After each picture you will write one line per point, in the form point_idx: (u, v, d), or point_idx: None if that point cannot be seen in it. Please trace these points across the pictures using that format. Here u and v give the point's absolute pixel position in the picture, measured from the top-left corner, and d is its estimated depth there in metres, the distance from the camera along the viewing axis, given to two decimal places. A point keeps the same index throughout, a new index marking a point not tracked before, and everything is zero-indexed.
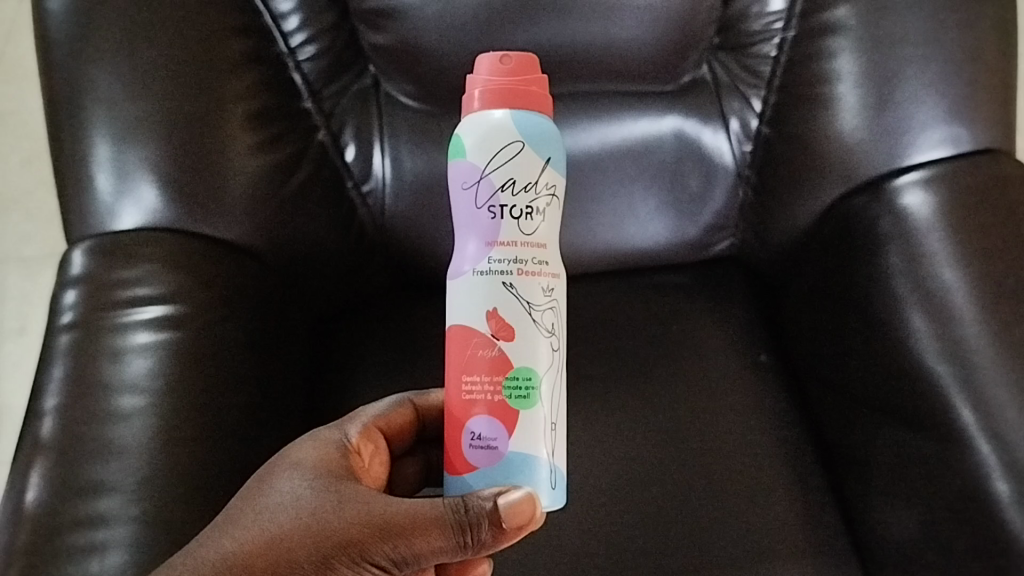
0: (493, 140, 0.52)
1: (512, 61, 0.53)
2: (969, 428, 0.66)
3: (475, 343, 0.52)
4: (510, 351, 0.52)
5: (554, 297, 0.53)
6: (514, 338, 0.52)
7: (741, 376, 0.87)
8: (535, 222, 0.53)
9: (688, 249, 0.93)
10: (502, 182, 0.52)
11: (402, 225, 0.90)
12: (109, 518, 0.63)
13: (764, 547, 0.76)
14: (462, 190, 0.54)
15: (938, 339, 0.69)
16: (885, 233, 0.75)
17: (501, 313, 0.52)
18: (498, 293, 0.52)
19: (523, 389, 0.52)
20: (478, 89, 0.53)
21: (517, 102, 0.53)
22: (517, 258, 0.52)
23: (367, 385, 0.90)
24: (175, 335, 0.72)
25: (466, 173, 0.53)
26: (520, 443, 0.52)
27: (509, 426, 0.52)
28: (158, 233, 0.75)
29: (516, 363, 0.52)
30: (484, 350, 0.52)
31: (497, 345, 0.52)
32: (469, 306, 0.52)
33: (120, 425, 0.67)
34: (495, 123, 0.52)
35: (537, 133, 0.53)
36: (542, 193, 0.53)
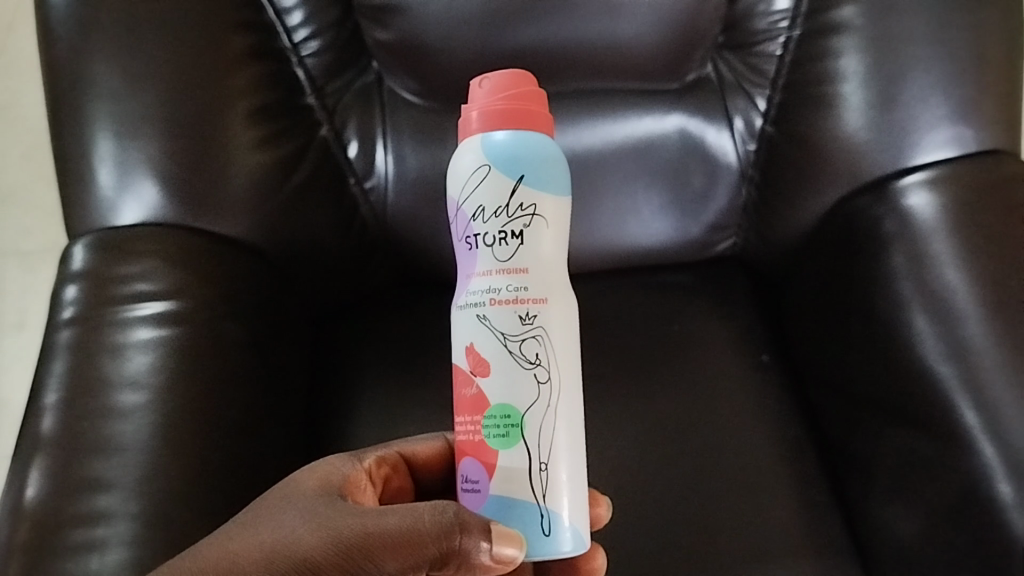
0: (466, 169, 0.52)
1: (490, 82, 0.52)
2: (972, 430, 0.65)
3: (461, 380, 0.52)
4: (487, 390, 0.51)
5: (536, 325, 0.50)
6: (490, 373, 0.50)
7: (744, 376, 0.87)
8: (510, 247, 0.51)
9: (690, 248, 0.93)
10: (474, 210, 0.52)
11: (404, 222, 0.90)
12: (109, 515, 0.63)
13: (766, 548, 0.76)
14: (453, 224, 0.54)
15: (941, 340, 0.69)
16: (889, 233, 0.75)
17: (478, 348, 0.51)
18: (474, 327, 0.51)
19: (501, 429, 0.50)
20: (467, 114, 0.53)
21: (492, 125, 0.51)
22: (490, 288, 0.51)
23: (367, 382, 0.89)
24: (176, 332, 0.72)
25: (453, 206, 0.54)
26: (501, 488, 0.50)
27: (489, 466, 0.51)
28: (159, 230, 0.75)
29: (492, 401, 0.51)
30: (468, 389, 0.52)
31: (475, 382, 0.51)
32: (456, 344, 0.52)
33: (119, 422, 0.67)
34: (469, 150, 0.52)
35: (508, 154, 0.51)
36: (517, 216, 0.51)
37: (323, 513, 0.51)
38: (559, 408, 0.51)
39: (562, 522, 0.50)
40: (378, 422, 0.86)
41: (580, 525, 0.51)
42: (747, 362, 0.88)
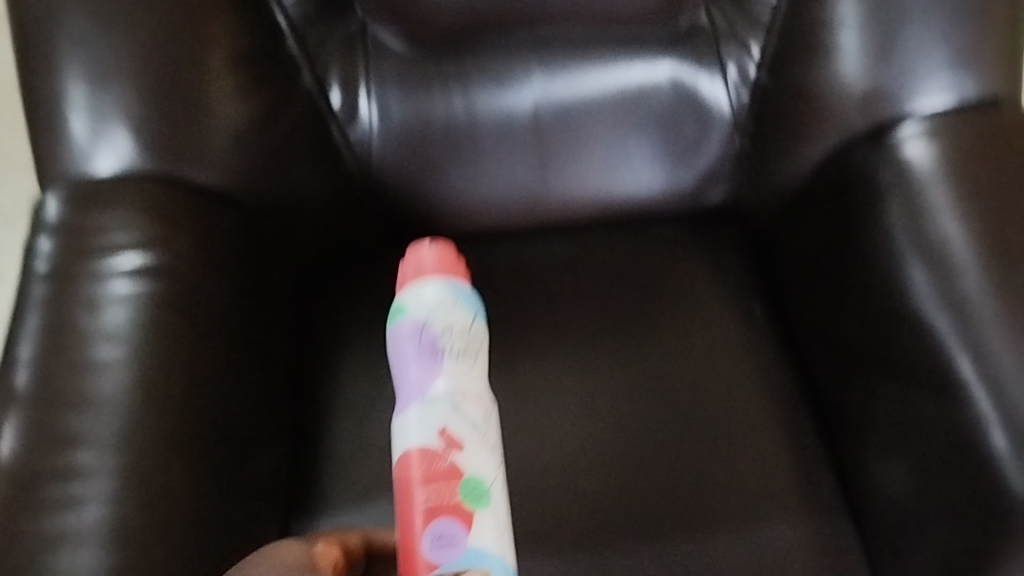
0: (436, 312, 0.52)
1: (438, 244, 0.55)
2: (967, 380, 0.64)
3: (425, 453, 0.45)
4: (460, 459, 0.45)
5: (493, 419, 0.48)
6: (467, 444, 0.45)
7: (737, 331, 0.85)
8: (472, 352, 0.51)
9: (681, 200, 0.91)
10: (444, 326, 0.51)
11: (390, 174, 0.87)
12: (87, 472, 0.61)
13: (759, 505, 0.76)
14: (405, 332, 0.51)
15: (937, 292, 0.68)
16: (885, 184, 0.74)
17: (451, 430, 0.46)
18: (447, 413, 0.46)
19: (477, 490, 0.44)
20: (411, 272, 0.55)
21: (452, 275, 0.54)
22: (465, 366, 0.50)
23: (352, 338, 0.87)
24: (156, 284, 0.70)
25: (408, 326, 0.51)
26: (483, 544, 0.43)
27: (466, 523, 0.43)
28: (136, 181, 0.73)
29: (468, 470, 0.44)
30: (438, 460, 0.44)
31: (451, 456, 0.44)
32: (417, 430, 0.45)
33: (97, 376, 0.65)
34: (429, 299, 0.52)
35: (466, 300, 0.54)
36: (473, 332, 0.52)
37: None
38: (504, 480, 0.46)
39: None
40: (363, 378, 0.84)
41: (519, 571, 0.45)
42: (740, 317, 0.86)
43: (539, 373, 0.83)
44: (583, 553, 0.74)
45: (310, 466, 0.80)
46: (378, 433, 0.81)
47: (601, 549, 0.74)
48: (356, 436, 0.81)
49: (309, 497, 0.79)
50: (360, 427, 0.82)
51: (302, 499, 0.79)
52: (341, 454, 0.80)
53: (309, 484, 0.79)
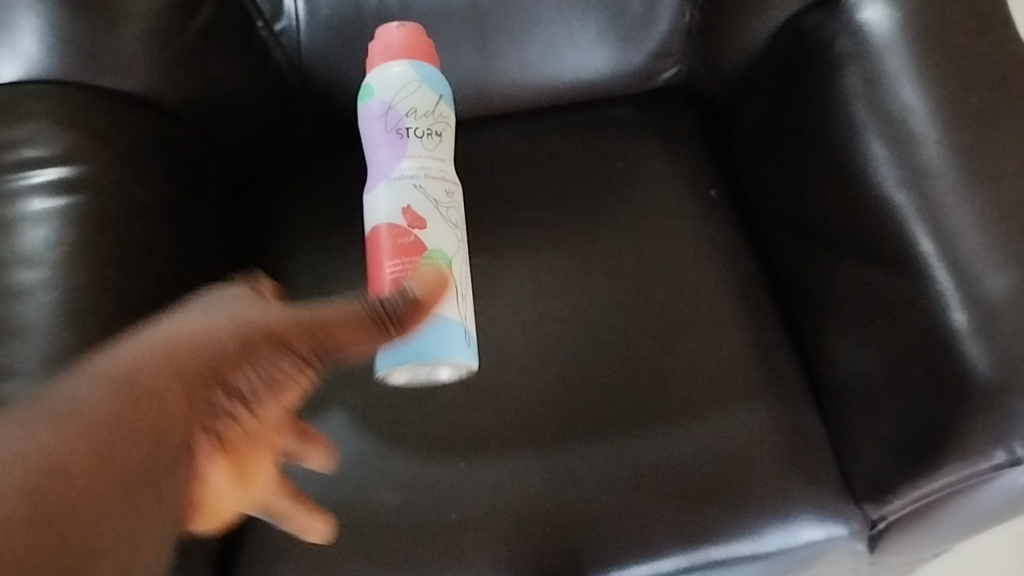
0: (396, 81, 0.70)
1: (405, 27, 0.71)
2: (928, 258, 0.63)
3: (397, 233, 0.68)
4: (423, 236, 0.68)
5: (453, 199, 0.72)
6: (426, 226, 0.69)
7: (694, 213, 0.83)
8: (434, 140, 0.71)
9: (632, 79, 0.86)
10: (406, 110, 0.70)
11: (322, 65, 0.81)
12: (14, 402, 0.58)
13: (718, 390, 0.75)
14: (374, 121, 0.70)
15: (895, 164, 0.66)
16: (841, 52, 0.70)
17: (413, 209, 0.69)
18: (410, 192, 0.69)
19: (437, 258, 0.68)
20: (380, 51, 0.71)
21: (416, 55, 0.71)
22: (427, 129, 0.71)
23: (296, 240, 0.83)
24: (76, 199, 0.66)
25: (376, 107, 0.70)
26: (440, 321, 0.66)
27: (428, 312, 0.66)
28: (48, 86, 0.68)
29: (427, 245, 0.68)
30: (405, 238, 0.68)
31: (413, 233, 0.68)
32: (390, 207, 0.69)
33: (22, 302, 0.62)
34: (395, 71, 0.70)
35: (431, 77, 0.71)
36: (437, 119, 0.72)
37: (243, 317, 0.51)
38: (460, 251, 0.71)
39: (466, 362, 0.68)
40: (311, 283, 0.81)
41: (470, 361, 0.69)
42: (696, 199, 0.84)
43: (492, 268, 0.81)
44: (544, 450, 0.73)
45: None
46: None
47: (561, 445, 0.74)
48: None
49: None
50: None
51: None
52: None
53: None
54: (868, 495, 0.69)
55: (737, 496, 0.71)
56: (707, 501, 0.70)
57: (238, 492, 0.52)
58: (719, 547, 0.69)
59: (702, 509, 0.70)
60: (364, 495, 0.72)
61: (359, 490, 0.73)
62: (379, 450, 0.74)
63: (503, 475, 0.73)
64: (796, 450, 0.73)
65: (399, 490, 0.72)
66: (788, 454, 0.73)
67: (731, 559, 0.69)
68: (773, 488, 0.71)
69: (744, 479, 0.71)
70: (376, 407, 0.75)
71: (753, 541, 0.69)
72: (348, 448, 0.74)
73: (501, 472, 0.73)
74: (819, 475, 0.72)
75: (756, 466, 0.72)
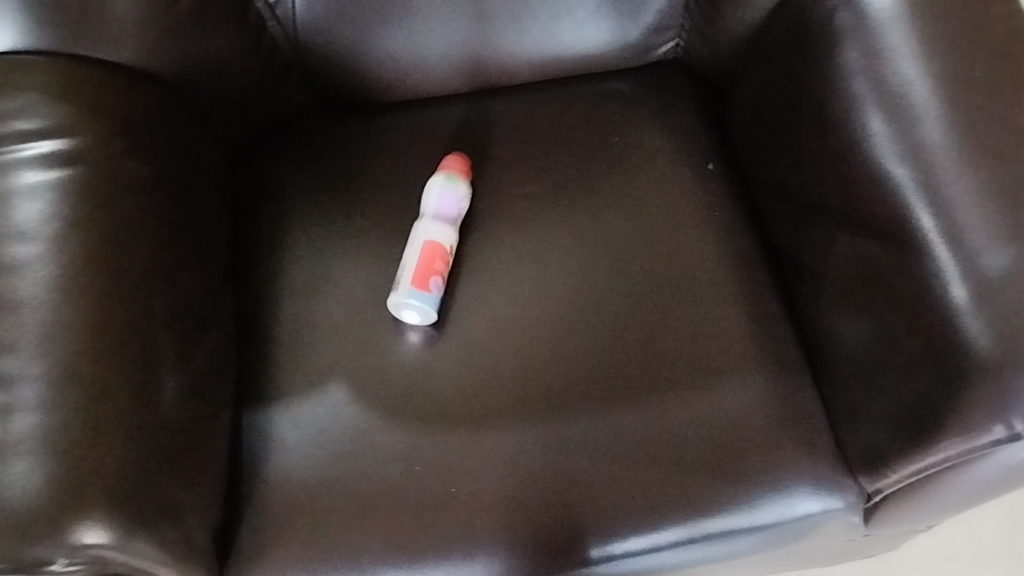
0: (459, 206, 0.80)
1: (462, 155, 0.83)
2: (927, 234, 0.63)
3: (444, 255, 0.77)
4: (451, 252, 0.78)
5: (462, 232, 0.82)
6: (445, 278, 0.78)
7: (691, 187, 0.83)
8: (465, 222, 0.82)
9: (630, 53, 0.86)
10: (462, 205, 0.80)
11: (317, 39, 0.80)
12: (13, 378, 0.58)
13: (715, 364, 0.75)
14: (438, 202, 0.79)
15: (895, 140, 0.66)
16: (841, 26, 0.69)
17: (450, 249, 0.78)
18: (455, 245, 0.79)
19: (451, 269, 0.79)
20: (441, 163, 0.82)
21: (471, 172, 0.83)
22: (465, 212, 0.81)
23: (293, 214, 0.83)
24: (68, 173, 0.64)
25: (447, 195, 0.80)
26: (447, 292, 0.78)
27: (443, 274, 0.77)
28: (40, 60, 0.67)
29: (452, 258, 0.79)
30: (447, 248, 0.78)
31: (448, 260, 0.78)
32: (439, 236, 0.78)
33: (15, 277, 0.61)
34: (463, 192, 0.81)
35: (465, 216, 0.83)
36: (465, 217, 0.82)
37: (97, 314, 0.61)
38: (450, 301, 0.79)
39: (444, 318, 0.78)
40: (306, 257, 0.80)
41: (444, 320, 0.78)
42: (693, 173, 0.84)
43: (490, 242, 0.81)
44: (542, 423, 0.73)
45: (258, 352, 0.77)
46: (326, 314, 0.78)
47: (559, 418, 0.73)
48: (303, 319, 0.78)
49: (260, 383, 0.76)
50: (306, 309, 0.78)
51: (251, 387, 0.76)
52: (289, 339, 0.78)
53: (259, 371, 0.77)
54: (864, 468, 0.70)
55: (734, 470, 0.71)
56: (704, 473, 0.71)
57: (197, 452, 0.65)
58: (715, 519, 0.70)
59: (698, 481, 0.71)
60: (364, 469, 0.72)
61: (358, 465, 0.72)
62: (378, 425, 0.74)
63: (501, 449, 0.73)
64: (793, 422, 0.73)
65: (397, 464, 0.72)
66: (786, 426, 0.73)
67: (727, 531, 0.70)
68: (770, 459, 0.72)
69: (741, 452, 0.72)
70: (375, 383, 0.75)
71: (749, 512, 0.70)
72: (347, 422, 0.74)
73: (498, 446, 0.73)
74: (816, 447, 0.72)
75: (753, 438, 0.72)
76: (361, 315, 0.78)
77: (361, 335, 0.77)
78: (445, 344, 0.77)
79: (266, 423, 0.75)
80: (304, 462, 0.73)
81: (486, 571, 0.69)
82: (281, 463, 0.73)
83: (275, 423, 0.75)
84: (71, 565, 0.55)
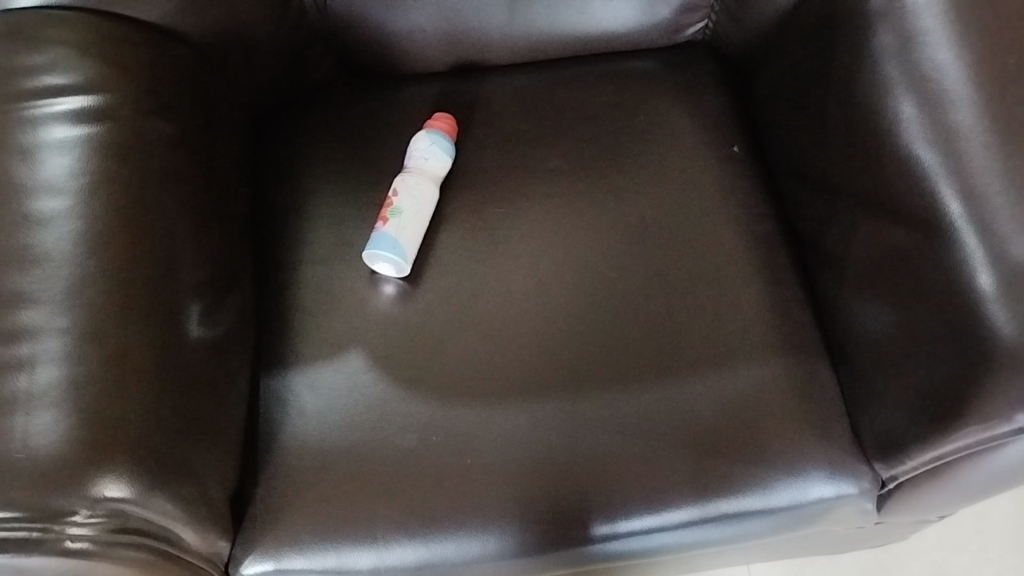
0: (412, 156, 0.81)
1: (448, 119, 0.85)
2: (955, 219, 0.62)
3: (386, 203, 0.79)
4: (396, 196, 0.79)
5: (429, 175, 0.80)
6: (391, 221, 0.78)
7: (714, 168, 0.83)
8: (431, 164, 0.80)
9: (659, 32, 0.86)
10: (413, 152, 0.81)
11: (344, 6, 0.80)
12: (36, 330, 0.58)
13: (734, 346, 0.75)
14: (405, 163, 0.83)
15: (925, 124, 0.65)
16: (874, 9, 0.69)
17: (396, 194, 0.79)
18: (400, 187, 0.79)
19: (400, 210, 0.78)
20: None
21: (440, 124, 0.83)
22: (419, 156, 0.81)
23: (315, 180, 0.82)
24: (95, 129, 0.64)
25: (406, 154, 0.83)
26: (395, 232, 0.77)
27: (387, 220, 0.78)
28: (69, 15, 0.67)
29: (397, 199, 0.78)
30: (389, 198, 0.79)
31: (392, 202, 0.79)
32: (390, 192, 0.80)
33: (41, 230, 0.61)
34: (416, 143, 0.82)
35: (436, 158, 0.81)
36: (430, 158, 0.81)
37: (104, 308, 0.60)
38: (409, 242, 0.77)
39: (401, 257, 0.76)
40: (326, 225, 0.80)
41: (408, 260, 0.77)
42: (717, 154, 0.83)
43: (511, 216, 0.80)
44: (558, 398, 0.73)
45: (277, 318, 0.78)
46: (345, 282, 0.78)
47: (575, 393, 0.73)
48: (322, 286, 0.78)
49: (278, 348, 0.76)
50: (326, 276, 0.78)
51: (270, 352, 0.77)
52: (307, 305, 0.78)
53: (277, 336, 0.77)
54: (880, 454, 0.70)
55: (750, 452, 0.71)
56: (719, 454, 0.71)
57: (218, 428, 0.65)
58: (730, 500, 0.70)
59: (713, 461, 0.71)
60: (379, 436, 0.72)
61: (374, 432, 0.72)
62: (395, 393, 0.74)
63: (517, 422, 0.72)
64: (810, 406, 0.73)
65: (413, 433, 0.72)
66: (803, 410, 0.73)
67: (741, 512, 0.70)
68: (787, 442, 0.72)
69: (757, 435, 0.72)
70: (393, 352, 0.75)
71: (763, 494, 0.70)
72: (364, 390, 0.74)
73: (514, 418, 0.73)
74: (832, 432, 0.72)
75: (769, 420, 0.72)
76: (382, 284, 0.78)
77: (380, 303, 0.77)
78: (464, 315, 0.77)
79: (283, 388, 0.75)
80: (321, 428, 0.73)
81: (498, 542, 0.69)
82: (298, 428, 0.73)
83: (292, 388, 0.75)
84: (92, 517, 0.55)
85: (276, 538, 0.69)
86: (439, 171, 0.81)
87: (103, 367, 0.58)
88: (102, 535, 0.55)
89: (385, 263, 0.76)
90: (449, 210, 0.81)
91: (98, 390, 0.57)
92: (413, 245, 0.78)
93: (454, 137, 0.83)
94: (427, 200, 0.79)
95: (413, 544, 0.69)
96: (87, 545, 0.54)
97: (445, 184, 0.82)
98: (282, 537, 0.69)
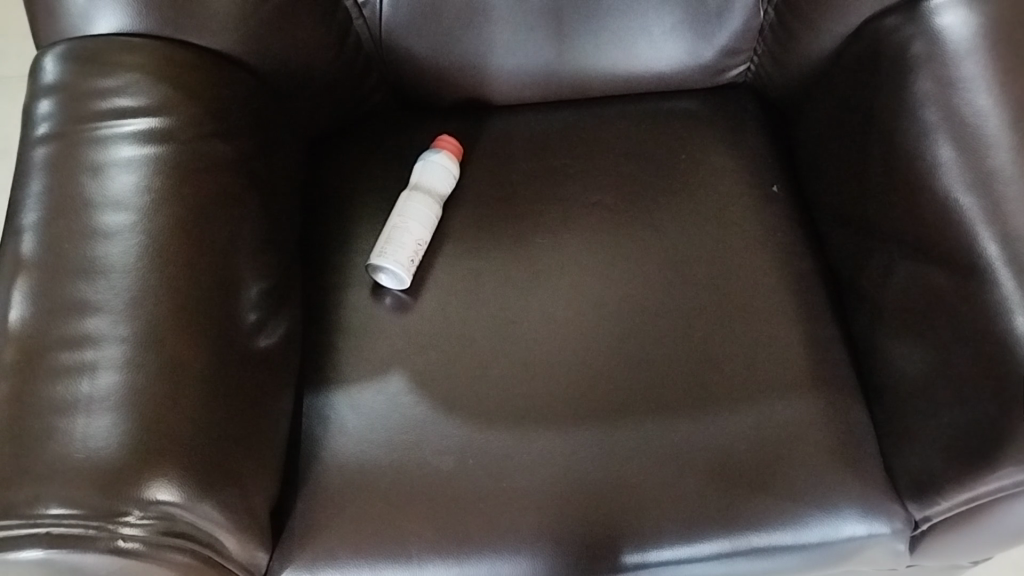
0: None
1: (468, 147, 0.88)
2: (992, 262, 0.63)
3: None
4: None
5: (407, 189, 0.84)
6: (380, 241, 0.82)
7: (753, 207, 0.84)
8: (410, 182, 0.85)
9: (702, 73, 0.89)
10: None
11: (400, 40, 0.83)
12: (97, 338, 0.61)
13: (767, 382, 0.76)
14: None
15: (965, 169, 0.67)
16: (916, 55, 0.71)
17: None
18: None
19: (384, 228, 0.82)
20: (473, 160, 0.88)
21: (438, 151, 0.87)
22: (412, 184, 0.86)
23: (363, 207, 0.85)
24: (160, 150, 0.68)
25: None
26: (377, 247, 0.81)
27: None
28: (140, 41, 0.70)
29: None
30: None
31: None
32: None
33: (106, 243, 0.64)
34: None
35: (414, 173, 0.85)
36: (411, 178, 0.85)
37: (160, 320, 0.62)
38: (380, 246, 0.80)
39: (375, 261, 0.79)
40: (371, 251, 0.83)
41: (379, 260, 0.79)
42: (755, 193, 0.85)
43: (552, 248, 0.82)
44: (592, 427, 0.74)
45: (322, 337, 0.80)
46: (388, 306, 0.80)
47: (609, 423, 0.75)
48: (366, 308, 0.80)
49: (322, 368, 0.79)
50: (369, 298, 0.81)
51: (314, 371, 0.79)
52: (351, 327, 0.80)
53: (322, 355, 0.79)
54: (912, 494, 0.70)
55: (783, 487, 0.72)
56: (751, 488, 0.72)
57: (262, 444, 0.67)
58: (761, 534, 0.70)
59: (745, 495, 0.71)
60: (416, 457, 0.74)
61: (410, 452, 0.74)
62: (435, 415, 0.76)
63: (552, 448, 0.74)
64: (842, 444, 0.74)
65: (449, 455, 0.74)
66: (835, 448, 0.73)
67: (772, 547, 0.71)
68: (818, 478, 0.72)
69: (789, 472, 0.72)
70: (432, 375, 0.77)
71: (795, 530, 0.71)
72: (403, 412, 0.76)
73: (548, 446, 0.74)
74: (865, 470, 0.73)
75: (802, 457, 0.73)
76: (425, 310, 0.80)
77: (422, 328, 0.79)
78: (503, 342, 0.78)
79: (325, 407, 0.77)
80: (359, 446, 0.75)
81: (530, 567, 0.70)
82: (337, 445, 0.75)
83: (334, 407, 0.77)
84: (145, 519, 0.56)
85: (313, 553, 0.71)
86: (415, 179, 0.84)
87: (156, 376, 0.60)
88: (152, 537, 0.57)
89: (378, 275, 0.80)
90: (491, 239, 0.83)
91: (152, 396, 0.60)
92: (384, 246, 0.80)
93: (444, 145, 0.85)
94: (400, 208, 0.82)
95: (446, 565, 0.70)
96: (138, 546, 0.56)
97: (488, 215, 0.84)
98: (319, 551, 0.71)
